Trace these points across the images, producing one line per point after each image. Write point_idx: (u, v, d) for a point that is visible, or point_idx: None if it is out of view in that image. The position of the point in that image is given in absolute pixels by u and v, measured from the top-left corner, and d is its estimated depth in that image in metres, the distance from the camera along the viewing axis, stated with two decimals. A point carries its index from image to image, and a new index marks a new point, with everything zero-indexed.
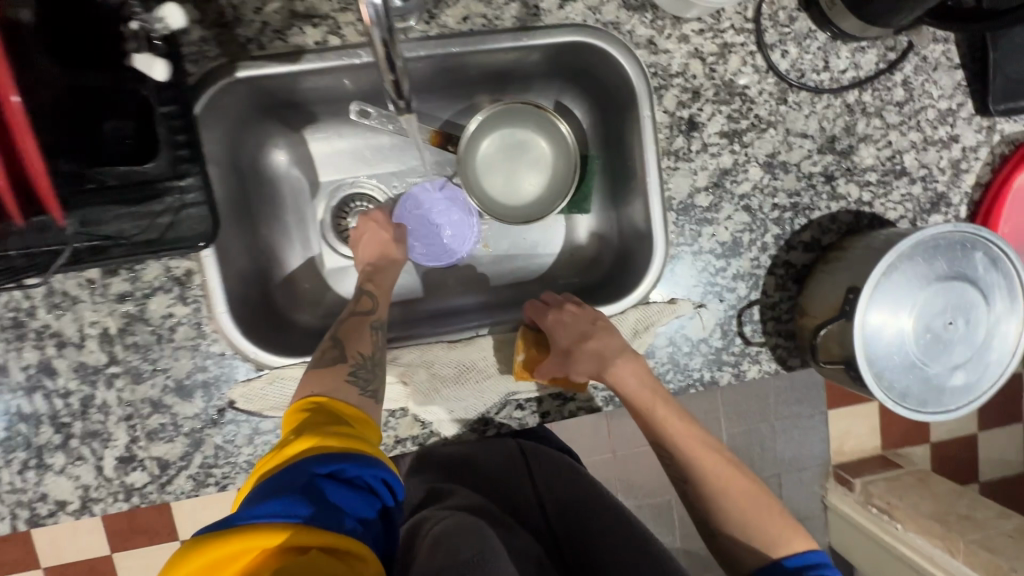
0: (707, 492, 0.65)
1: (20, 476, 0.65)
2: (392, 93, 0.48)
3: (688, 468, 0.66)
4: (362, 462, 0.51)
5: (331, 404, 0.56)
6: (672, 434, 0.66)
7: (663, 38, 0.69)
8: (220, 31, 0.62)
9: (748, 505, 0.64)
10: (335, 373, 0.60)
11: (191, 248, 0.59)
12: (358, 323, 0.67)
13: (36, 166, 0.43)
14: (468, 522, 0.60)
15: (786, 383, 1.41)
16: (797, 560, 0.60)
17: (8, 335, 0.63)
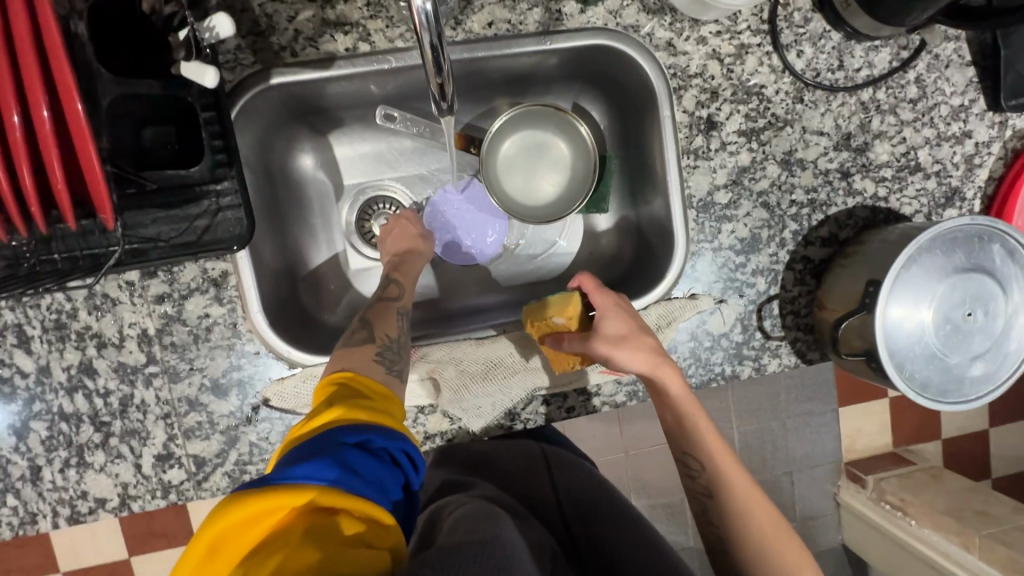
0: (730, 511, 0.66)
1: (61, 474, 0.66)
2: (435, 95, 0.50)
3: (715, 483, 0.66)
4: (387, 434, 0.51)
5: (361, 381, 0.57)
6: (705, 448, 0.67)
7: (682, 40, 0.71)
8: (254, 39, 0.64)
9: (769, 530, 0.65)
10: (364, 352, 0.61)
11: (228, 250, 0.60)
12: (383, 310, 0.68)
13: (92, 168, 0.45)
14: (489, 511, 0.60)
15: (798, 381, 1.41)
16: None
17: (50, 337, 0.64)
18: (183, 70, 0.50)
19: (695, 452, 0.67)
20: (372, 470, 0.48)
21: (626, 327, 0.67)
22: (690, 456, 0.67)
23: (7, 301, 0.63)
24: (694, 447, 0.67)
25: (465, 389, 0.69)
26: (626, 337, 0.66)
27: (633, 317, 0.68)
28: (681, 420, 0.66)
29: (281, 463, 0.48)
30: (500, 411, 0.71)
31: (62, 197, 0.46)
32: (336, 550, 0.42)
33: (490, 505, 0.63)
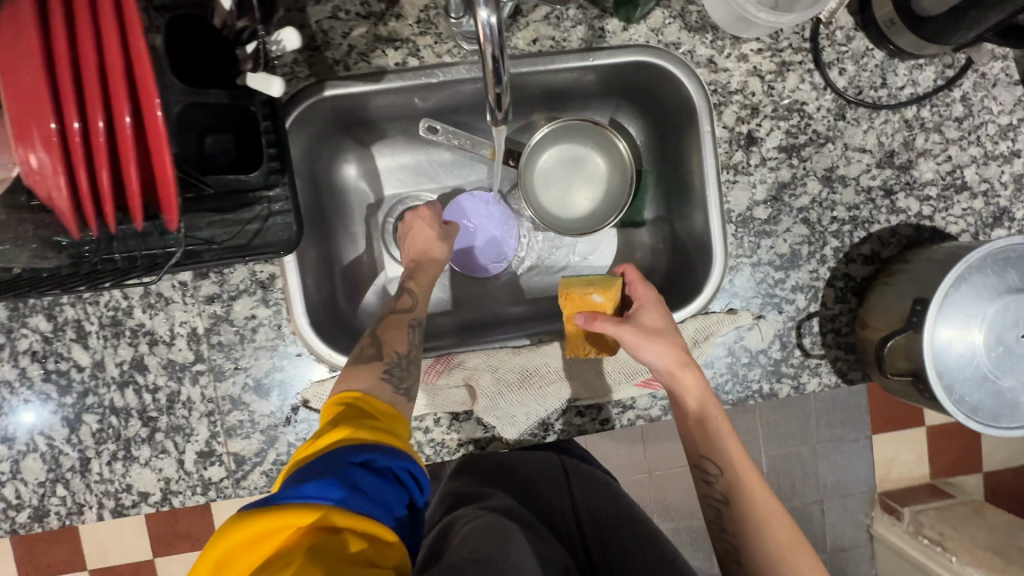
0: (748, 521, 0.64)
1: (108, 467, 0.68)
2: (491, 104, 0.51)
3: (733, 488, 0.65)
4: (392, 454, 0.51)
5: (373, 400, 0.56)
6: (727, 452, 0.66)
7: (723, 57, 0.72)
8: (310, 54, 0.67)
9: (788, 544, 0.62)
10: (371, 369, 0.60)
11: (279, 252, 0.64)
12: (396, 322, 0.67)
13: (165, 171, 0.48)
14: (500, 526, 0.62)
15: (829, 406, 1.37)
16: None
17: (106, 333, 0.67)
18: (250, 82, 0.52)
19: (716, 457, 0.65)
20: (376, 490, 0.48)
21: (657, 323, 0.68)
22: (709, 461, 0.66)
23: (68, 298, 0.66)
24: (715, 451, 0.66)
25: (501, 397, 0.70)
26: (661, 330, 0.67)
27: (664, 319, 0.69)
28: (705, 421, 0.66)
29: (287, 481, 0.48)
30: (535, 420, 0.71)
31: (134, 200, 0.48)
32: (340, 569, 0.43)
33: (508, 520, 0.65)
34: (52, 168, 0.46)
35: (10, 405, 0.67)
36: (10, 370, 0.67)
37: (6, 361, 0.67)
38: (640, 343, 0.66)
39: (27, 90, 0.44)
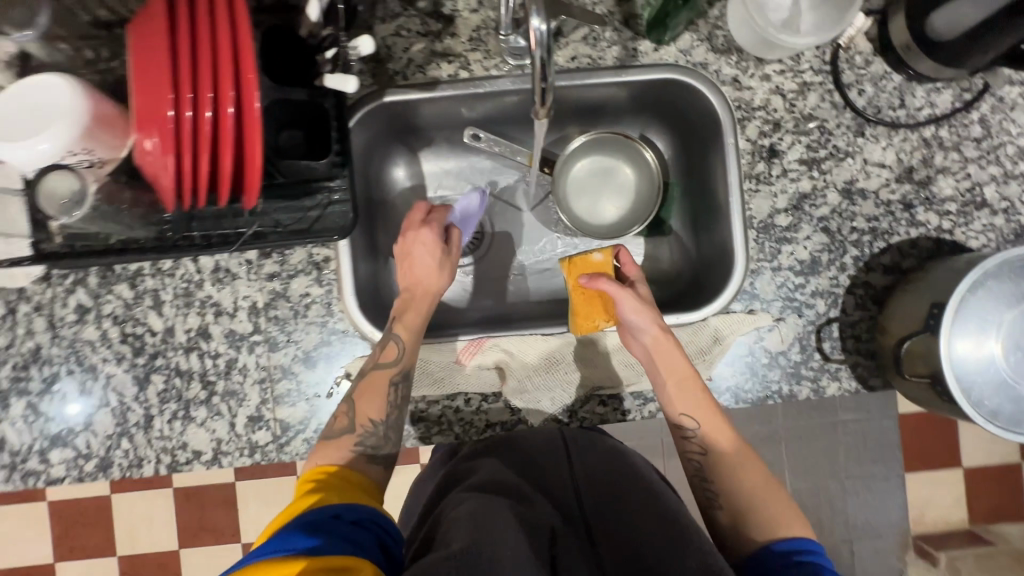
0: (725, 468, 0.69)
1: (168, 425, 0.75)
2: (536, 99, 0.59)
3: (707, 438, 0.71)
4: (360, 510, 0.57)
5: (346, 474, 0.63)
6: (703, 406, 0.71)
7: (747, 76, 0.78)
8: (374, 65, 0.76)
9: (758, 484, 0.67)
10: (340, 444, 0.67)
11: (332, 237, 0.70)
12: (375, 380, 0.70)
13: (254, 154, 0.58)
14: (484, 513, 0.59)
15: (849, 440, 1.32)
16: (791, 545, 0.61)
17: (178, 303, 0.75)
18: (329, 81, 0.61)
19: (693, 413, 0.70)
20: (343, 532, 0.53)
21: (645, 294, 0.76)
22: (687, 417, 0.70)
23: (149, 269, 0.75)
24: (692, 407, 0.70)
25: (528, 380, 0.75)
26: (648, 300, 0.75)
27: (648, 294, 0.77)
28: (683, 377, 0.71)
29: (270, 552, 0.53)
30: (560, 406, 0.76)
31: (225, 179, 0.59)
32: None
33: (498, 505, 0.62)
34: (161, 150, 0.55)
35: (90, 362, 0.75)
36: (93, 331, 0.75)
37: (91, 322, 0.75)
38: (633, 304, 0.73)
39: (150, 86, 0.54)
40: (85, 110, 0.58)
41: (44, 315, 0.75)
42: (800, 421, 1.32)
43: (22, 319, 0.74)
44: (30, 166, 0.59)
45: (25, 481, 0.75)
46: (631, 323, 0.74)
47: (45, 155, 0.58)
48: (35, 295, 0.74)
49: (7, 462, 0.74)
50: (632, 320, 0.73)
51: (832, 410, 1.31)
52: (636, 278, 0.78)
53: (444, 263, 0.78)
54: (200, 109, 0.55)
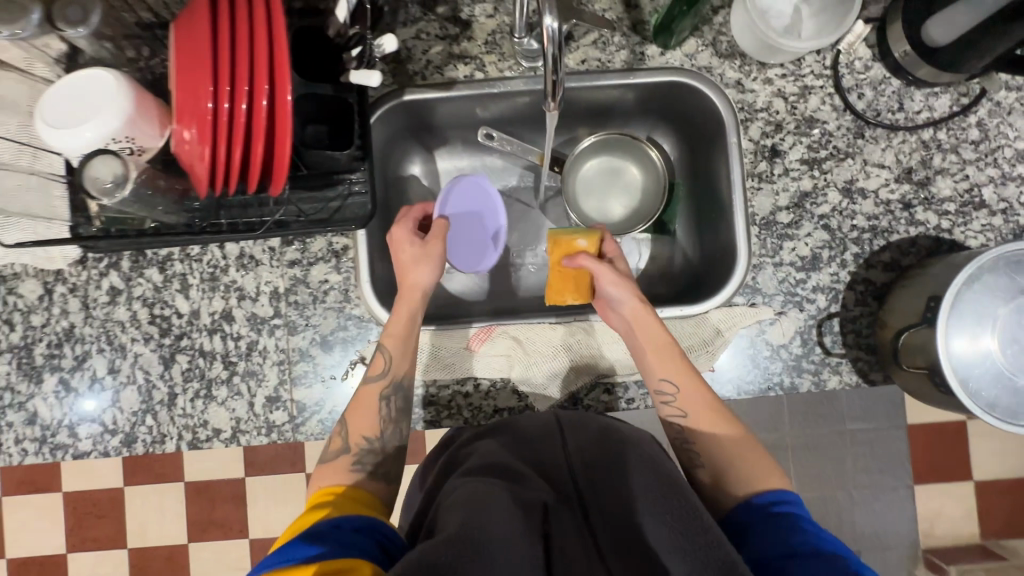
0: (705, 430, 0.68)
1: (191, 403, 0.78)
2: (548, 91, 0.63)
3: (687, 403, 0.70)
4: (359, 518, 0.59)
5: (353, 491, 0.64)
6: (680, 371, 0.71)
7: (750, 80, 0.81)
8: (395, 66, 0.81)
9: (739, 450, 0.66)
10: (339, 465, 0.67)
11: (352, 226, 0.74)
12: (366, 396, 0.72)
13: (282, 146, 0.62)
14: (479, 497, 0.57)
15: (868, 450, 1.05)
16: (768, 497, 0.61)
17: (204, 287, 0.79)
18: (354, 76, 0.65)
19: (672, 378, 0.71)
20: (341, 538, 0.55)
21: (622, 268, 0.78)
22: (666, 382, 0.71)
23: (178, 254, 0.79)
24: (670, 372, 0.71)
25: (535, 366, 0.78)
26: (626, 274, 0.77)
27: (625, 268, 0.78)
28: (660, 344, 0.72)
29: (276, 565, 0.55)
30: (568, 391, 0.79)
31: (256, 167, 0.63)
32: None
33: (495, 492, 0.59)
34: (200, 139, 0.60)
35: (120, 341, 0.79)
36: (124, 312, 0.79)
37: (122, 304, 0.79)
38: (609, 275, 0.75)
39: (191, 79, 0.59)
40: (129, 101, 0.63)
41: (79, 297, 0.79)
42: (809, 429, 1.05)
43: (58, 299, 0.79)
44: (76, 152, 0.63)
45: (54, 454, 0.78)
46: (608, 295, 0.75)
47: (90, 143, 0.62)
48: (71, 277, 0.79)
49: (37, 435, 0.78)
50: (609, 291, 0.75)
51: (841, 415, 1.03)
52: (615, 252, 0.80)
53: (424, 258, 0.77)
54: (235, 101, 0.59)
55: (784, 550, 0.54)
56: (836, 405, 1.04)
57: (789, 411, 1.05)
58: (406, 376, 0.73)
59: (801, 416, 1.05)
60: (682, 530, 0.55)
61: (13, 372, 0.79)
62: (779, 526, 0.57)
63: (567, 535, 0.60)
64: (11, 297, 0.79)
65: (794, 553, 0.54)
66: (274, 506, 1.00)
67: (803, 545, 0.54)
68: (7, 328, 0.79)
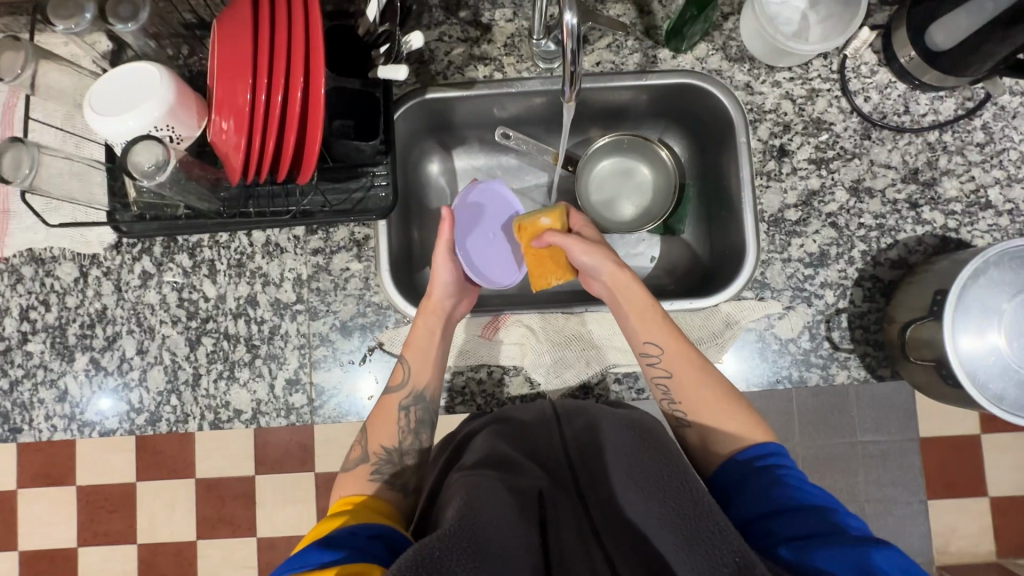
0: (691, 388, 0.71)
1: (214, 385, 0.81)
2: (566, 80, 0.66)
3: (674, 363, 0.72)
4: (374, 525, 0.60)
5: (371, 503, 0.65)
6: (662, 330, 0.73)
7: (759, 83, 0.84)
8: (419, 66, 0.85)
9: (724, 406, 0.69)
10: (358, 476, 0.70)
11: (373, 217, 0.77)
12: (387, 407, 0.75)
13: (314, 138, 0.66)
14: (477, 485, 0.60)
15: (880, 463, 0.93)
16: (750, 452, 0.64)
17: (231, 273, 0.83)
18: (383, 71, 0.69)
19: (655, 340, 0.73)
20: (356, 544, 0.56)
21: (594, 239, 0.81)
22: (651, 345, 0.73)
23: (208, 241, 0.83)
24: (653, 333, 0.73)
25: (547, 354, 0.81)
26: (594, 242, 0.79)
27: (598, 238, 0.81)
28: (640, 307, 0.74)
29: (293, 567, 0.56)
30: (581, 379, 0.81)
31: (287, 158, 0.66)
32: None
33: (489, 483, 0.62)
34: (236, 129, 0.64)
35: (149, 323, 0.82)
36: (154, 295, 0.82)
37: (153, 288, 0.83)
38: (584, 248, 0.77)
39: (231, 72, 0.63)
40: (172, 92, 0.67)
41: (112, 280, 0.83)
42: (818, 439, 0.93)
43: (93, 282, 0.83)
44: (120, 138, 0.68)
45: (81, 430, 0.82)
46: (585, 265, 0.78)
47: (134, 130, 0.67)
48: (106, 261, 0.83)
49: (67, 412, 0.82)
50: (586, 262, 0.77)
51: (850, 425, 0.92)
52: (581, 225, 0.83)
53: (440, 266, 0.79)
54: (273, 94, 0.63)
55: (767, 508, 0.57)
56: (846, 415, 0.92)
57: (798, 420, 0.91)
58: (428, 387, 0.76)
59: (811, 425, 0.92)
60: (675, 505, 0.54)
61: (47, 351, 0.82)
62: (762, 481, 0.60)
63: (564, 517, 0.65)
64: (49, 279, 0.83)
65: (777, 509, 0.57)
66: (287, 506, 0.86)
67: (787, 501, 0.57)
68: (43, 309, 0.82)
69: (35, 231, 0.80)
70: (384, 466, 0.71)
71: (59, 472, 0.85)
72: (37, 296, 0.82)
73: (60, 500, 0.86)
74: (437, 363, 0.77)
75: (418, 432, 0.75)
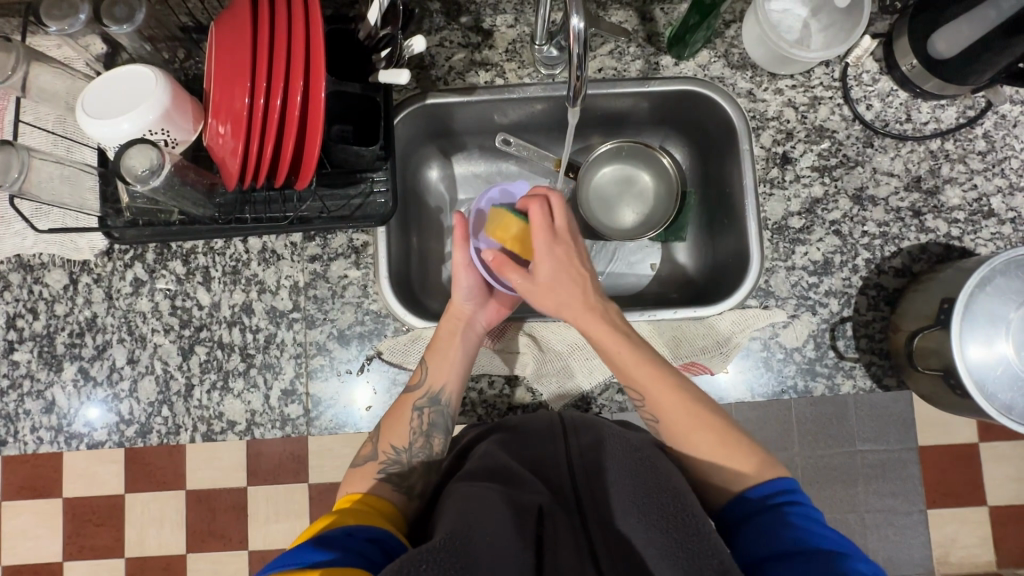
0: (677, 429, 0.69)
1: (207, 395, 0.79)
2: (572, 84, 0.65)
3: (653, 406, 0.70)
4: (368, 527, 0.58)
5: (369, 499, 0.66)
6: (640, 379, 0.70)
7: (761, 90, 0.84)
8: (419, 71, 0.84)
9: (718, 447, 0.66)
10: (366, 471, 0.70)
11: (371, 223, 0.76)
12: (398, 415, 0.74)
13: (312, 141, 0.64)
14: (469, 504, 0.59)
15: (879, 473, 0.92)
16: (762, 490, 0.62)
17: (226, 280, 0.81)
18: (384, 74, 0.68)
19: (632, 386, 0.70)
20: (351, 546, 0.54)
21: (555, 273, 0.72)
22: (630, 389, 0.71)
23: (202, 248, 0.81)
24: (631, 379, 0.70)
25: (549, 363, 0.80)
26: (554, 284, 0.72)
27: (560, 263, 0.72)
28: (611, 358, 0.70)
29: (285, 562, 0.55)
30: (583, 389, 0.80)
31: (285, 163, 0.64)
32: None
33: (487, 494, 0.62)
34: (233, 134, 0.62)
35: (140, 332, 0.80)
36: (146, 303, 0.80)
37: (145, 295, 0.80)
38: (543, 297, 0.72)
39: (231, 76, 0.62)
40: (167, 94, 0.65)
41: (103, 287, 0.80)
42: (817, 449, 0.92)
43: (83, 289, 0.80)
44: (113, 142, 0.66)
45: (69, 443, 0.79)
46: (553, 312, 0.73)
47: (127, 134, 0.65)
48: (97, 268, 0.80)
49: (53, 424, 0.79)
50: (551, 310, 0.73)
51: (850, 435, 0.90)
52: (541, 247, 0.72)
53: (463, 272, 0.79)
54: (272, 96, 0.61)
55: (772, 550, 0.56)
56: (842, 424, 0.90)
57: (796, 429, 0.91)
58: (444, 389, 0.74)
59: (809, 435, 0.91)
60: (678, 535, 0.57)
61: (34, 360, 0.80)
62: (772, 521, 0.59)
63: (562, 535, 0.63)
64: (37, 287, 0.80)
65: (783, 552, 0.55)
66: (277, 519, 0.83)
67: (795, 543, 0.55)
68: (31, 317, 0.80)
69: (24, 237, 0.78)
70: (390, 466, 0.70)
71: (44, 487, 0.82)
72: (25, 304, 0.80)
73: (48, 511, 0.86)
74: (457, 367, 0.76)
75: (429, 435, 0.73)
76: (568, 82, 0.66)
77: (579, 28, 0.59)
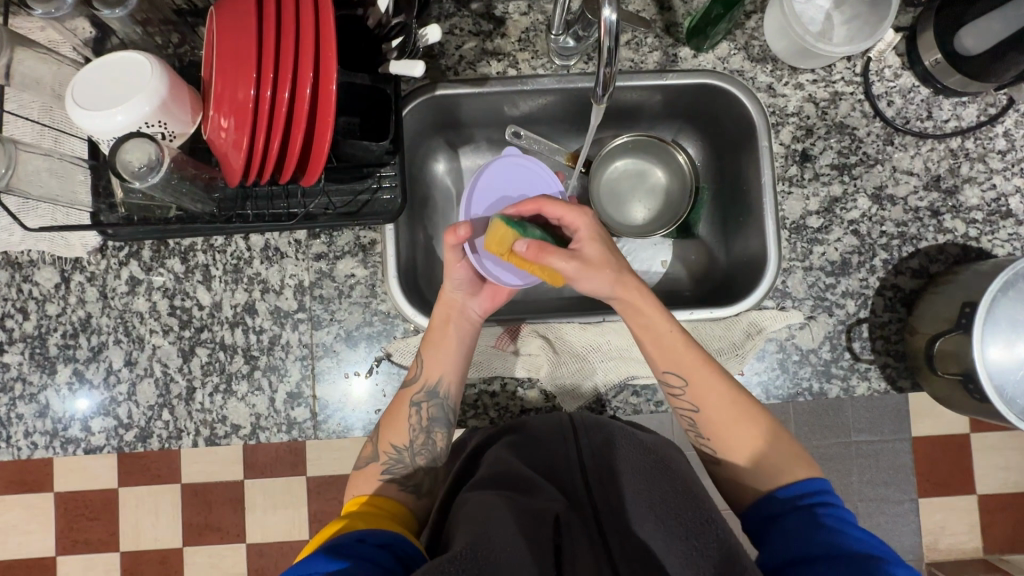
0: (717, 415, 0.67)
1: (210, 398, 0.76)
2: (598, 82, 0.63)
3: (696, 392, 0.67)
4: (378, 531, 0.57)
5: (377, 501, 0.65)
6: (684, 363, 0.67)
7: (781, 84, 0.82)
8: (428, 61, 0.81)
9: (753, 430, 0.66)
10: (369, 473, 0.68)
11: (380, 220, 0.73)
12: (397, 412, 0.71)
13: (322, 134, 0.60)
14: (484, 512, 0.57)
15: (875, 464, 0.93)
16: (792, 490, 0.61)
17: (227, 279, 0.77)
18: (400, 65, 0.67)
19: (676, 373, 0.68)
20: (364, 555, 0.53)
21: (596, 249, 0.68)
22: (672, 378, 0.68)
23: (201, 245, 0.77)
24: (675, 364, 0.68)
25: (563, 365, 0.78)
26: (598, 259, 0.67)
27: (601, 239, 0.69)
28: (657, 339, 0.67)
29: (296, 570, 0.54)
30: (596, 392, 0.78)
31: (292, 158, 0.60)
32: None
33: (497, 503, 0.59)
34: (237, 127, 0.59)
35: (137, 333, 0.77)
36: (143, 303, 0.77)
37: (142, 295, 0.77)
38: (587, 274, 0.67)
39: (235, 66, 0.58)
40: (164, 85, 0.61)
41: (97, 286, 0.77)
42: (819, 442, 0.92)
43: (75, 288, 0.77)
44: (107, 135, 0.62)
45: (64, 448, 0.76)
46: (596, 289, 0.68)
47: (122, 126, 0.61)
48: (90, 265, 0.77)
49: (48, 429, 0.75)
50: (594, 290, 0.68)
51: (848, 427, 0.91)
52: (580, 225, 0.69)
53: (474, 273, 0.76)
54: (279, 89, 0.58)
55: (801, 553, 0.55)
56: (841, 417, 0.91)
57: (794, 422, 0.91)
58: (442, 380, 0.72)
59: (810, 427, 0.92)
60: (699, 543, 0.56)
61: (25, 362, 0.76)
62: (802, 521, 0.58)
63: (576, 541, 0.62)
64: (27, 285, 0.76)
65: (810, 556, 0.54)
66: (275, 511, 0.85)
67: (826, 546, 0.54)
68: (21, 317, 0.76)
69: (11, 233, 0.74)
70: (406, 478, 0.69)
71: None
72: (13, 303, 0.76)
73: (46, 511, 0.84)
74: (453, 358, 0.73)
75: (430, 430, 0.71)
76: (594, 78, 0.63)
77: (612, 19, 0.57)
